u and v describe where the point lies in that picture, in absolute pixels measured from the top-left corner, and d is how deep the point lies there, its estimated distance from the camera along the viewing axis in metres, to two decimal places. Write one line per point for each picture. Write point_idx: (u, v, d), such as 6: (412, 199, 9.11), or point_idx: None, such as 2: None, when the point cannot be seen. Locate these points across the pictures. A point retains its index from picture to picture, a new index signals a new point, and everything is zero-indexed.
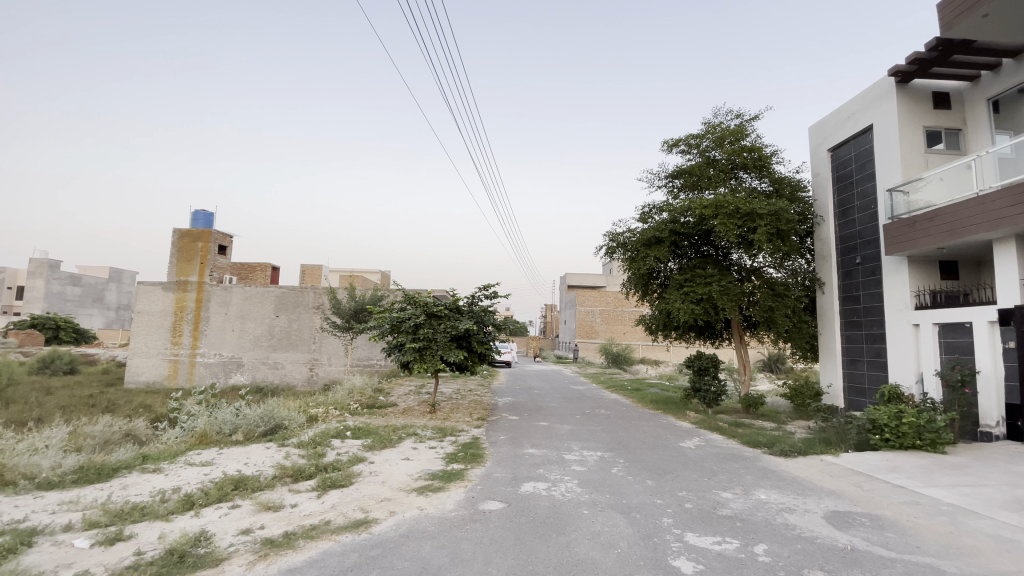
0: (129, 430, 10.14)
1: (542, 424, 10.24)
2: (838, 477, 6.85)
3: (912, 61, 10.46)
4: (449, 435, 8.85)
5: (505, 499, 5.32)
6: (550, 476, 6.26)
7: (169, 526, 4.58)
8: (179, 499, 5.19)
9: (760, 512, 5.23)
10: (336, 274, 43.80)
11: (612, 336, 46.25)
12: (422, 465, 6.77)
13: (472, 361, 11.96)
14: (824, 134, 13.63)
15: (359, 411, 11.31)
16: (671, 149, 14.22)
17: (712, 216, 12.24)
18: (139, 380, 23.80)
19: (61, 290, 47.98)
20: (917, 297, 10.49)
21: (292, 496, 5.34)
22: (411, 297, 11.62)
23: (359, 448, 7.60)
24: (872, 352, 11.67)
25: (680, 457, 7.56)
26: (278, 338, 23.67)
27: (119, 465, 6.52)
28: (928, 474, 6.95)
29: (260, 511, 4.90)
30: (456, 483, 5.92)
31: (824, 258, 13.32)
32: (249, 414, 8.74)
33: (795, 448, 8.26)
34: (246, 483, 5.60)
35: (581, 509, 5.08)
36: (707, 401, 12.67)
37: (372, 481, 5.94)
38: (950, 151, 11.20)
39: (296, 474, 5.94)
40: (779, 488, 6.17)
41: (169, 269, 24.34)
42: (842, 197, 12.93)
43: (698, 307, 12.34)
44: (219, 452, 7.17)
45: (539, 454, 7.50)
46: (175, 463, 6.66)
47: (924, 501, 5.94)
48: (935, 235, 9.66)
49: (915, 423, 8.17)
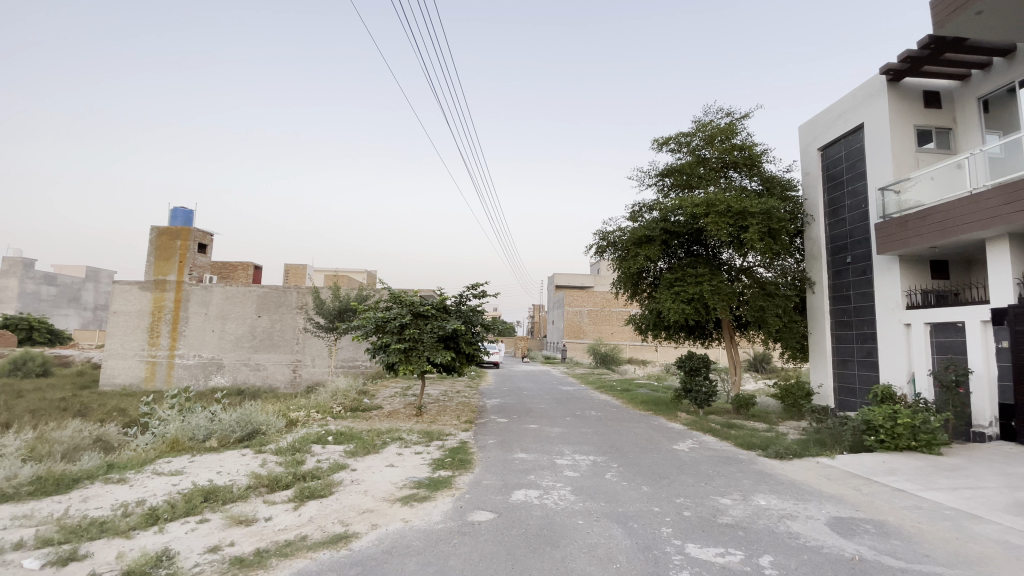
0: (99, 435, 9.65)
1: (531, 427, 9.96)
2: (836, 480, 6.68)
3: (904, 59, 10.42)
4: (435, 439, 8.52)
5: (495, 509, 5.02)
6: (541, 483, 5.97)
7: (129, 544, 4.20)
8: (143, 513, 4.80)
9: (762, 520, 5.00)
10: (321, 273, 43.07)
11: (600, 336, 46.19)
12: (407, 472, 6.44)
13: (460, 362, 11.63)
14: (815, 133, 13.58)
15: (342, 414, 10.91)
16: (661, 147, 14.06)
17: (703, 215, 12.08)
18: (115, 383, 23.06)
19: (36, 291, 46.41)
20: (908, 297, 10.43)
21: (267, 508, 4.98)
22: (396, 296, 11.24)
23: (341, 454, 7.24)
24: (863, 352, 11.60)
25: (675, 461, 7.34)
26: (260, 339, 23.07)
27: (81, 474, 6.09)
28: (926, 477, 6.81)
29: (231, 526, 4.54)
30: (443, 492, 5.60)
31: (814, 258, 13.25)
32: (224, 418, 8.32)
33: (790, 450, 8.08)
34: (217, 494, 5.24)
35: (576, 519, 4.80)
36: (698, 402, 12.49)
37: (354, 490, 5.60)
38: (941, 150, 11.17)
39: (272, 484, 5.58)
40: (777, 493, 5.96)
41: (146, 269, 23.65)
42: (832, 196, 12.87)
43: (689, 307, 12.17)
44: (190, 460, 6.77)
45: (529, 459, 7.22)
46: (142, 473, 6.24)
47: (926, 505, 5.78)
48: (927, 234, 9.58)
49: (910, 424, 8.05)
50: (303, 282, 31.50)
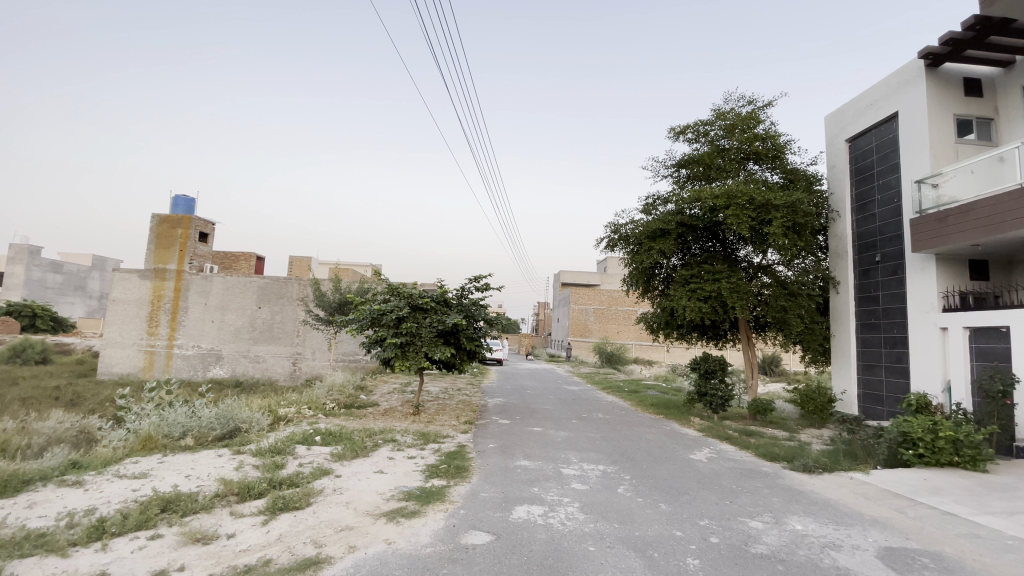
0: (78, 427, 9.12)
1: (535, 430, 9.31)
2: (876, 500, 5.97)
3: (945, 43, 9.62)
4: (432, 442, 7.88)
5: (494, 530, 4.36)
6: (546, 498, 5.29)
7: (63, 566, 3.59)
8: (89, 525, 4.20)
9: (802, 550, 4.32)
10: (324, 266, 42.54)
11: (606, 335, 45.45)
12: (397, 480, 5.78)
13: (460, 359, 11.00)
14: (842, 123, 12.79)
15: (335, 412, 10.31)
16: (678, 137, 13.33)
17: (722, 207, 11.35)
18: (113, 372, 22.67)
19: (41, 278, 45.98)
20: (944, 299, 9.67)
21: (231, 522, 4.35)
22: (394, 288, 10.62)
23: (327, 457, 6.61)
24: (892, 357, 10.87)
25: (693, 473, 6.66)
26: (260, 330, 22.54)
27: (34, 475, 5.49)
28: (977, 498, 6.07)
29: (185, 545, 3.93)
30: (436, 506, 4.94)
31: (840, 256, 12.50)
32: (203, 415, 7.71)
33: (819, 463, 7.36)
34: (178, 504, 4.62)
35: (586, 546, 4.13)
36: (713, 406, 11.77)
37: (335, 502, 4.94)
38: (982, 142, 10.31)
39: (243, 492, 4.94)
40: (813, 515, 5.26)
41: (146, 257, 23.19)
42: (860, 190, 12.09)
43: (706, 305, 11.45)
44: (160, 460, 6.16)
45: (533, 467, 6.56)
46: (104, 476, 5.64)
47: (984, 533, 5.07)
48: (970, 230, 8.80)
49: (953, 438, 7.28)
50: (306, 274, 30.92)
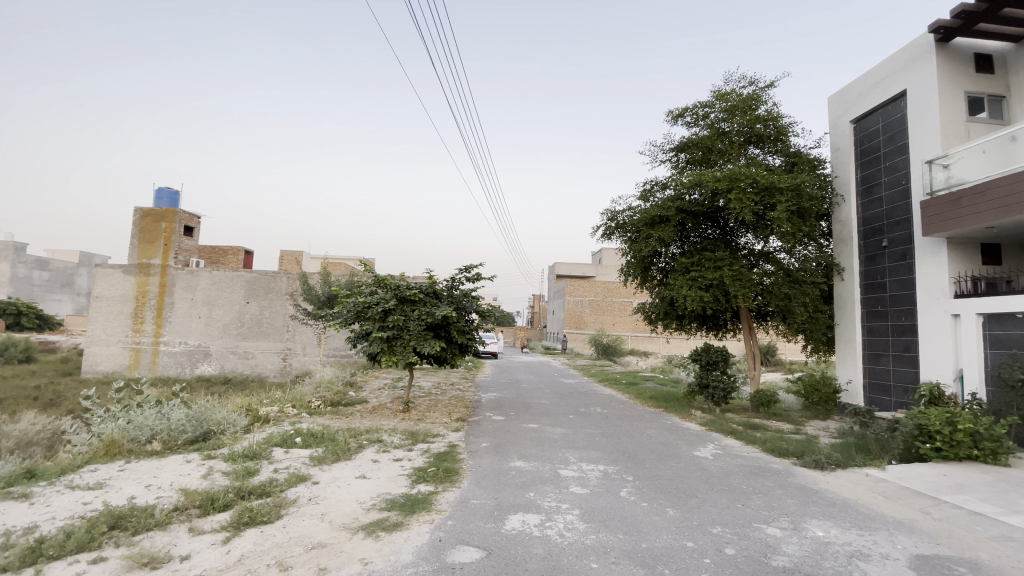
0: (45, 429, 8.55)
1: (531, 427, 8.87)
2: (897, 500, 5.56)
3: (957, 16, 9.13)
4: (421, 442, 7.42)
5: (485, 545, 3.89)
6: (543, 504, 4.83)
7: None
8: (24, 546, 3.66)
9: (828, 562, 3.88)
10: (314, 260, 41.81)
11: (601, 327, 45.10)
12: (381, 487, 5.30)
13: (452, 354, 10.52)
14: (847, 104, 12.33)
15: (321, 410, 9.81)
16: (675, 120, 12.82)
17: (724, 191, 10.87)
18: (97, 370, 22.02)
19: (27, 275, 44.90)
20: (956, 285, 9.28)
21: (187, 541, 3.85)
22: (381, 280, 10.09)
23: (306, 461, 6.12)
24: (899, 345, 10.50)
25: (700, 473, 6.22)
26: (248, 326, 21.94)
27: None
28: (1003, 496, 5.66)
29: (131, 570, 3.43)
30: (421, 516, 4.46)
31: (844, 242, 12.09)
32: (174, 416, 7.17)
33: (832, 459, 6.95)
34: (131, 520, 4.12)
35: (588, 562, 3.67)
36: (714, 399, 11.38)
37: (309, 514, 4.46)
38: (994, 121, 9.90)
39: (206, 504, 4.44)
40: (833, 518, 4.83)
41: (130, 252, 22.48)
42: (865, 172, 11.66)
43: (707, 294, 11.00)
44: (122, 468, 5.65)
45: (528, 469, 6.09)
46: (55, 486, 5.12)
47: (1018, 536, 4.65)
48: (985, 212, 8.32)
49: (971, 430, 6.90)
50: (296, 268, 30.30)
